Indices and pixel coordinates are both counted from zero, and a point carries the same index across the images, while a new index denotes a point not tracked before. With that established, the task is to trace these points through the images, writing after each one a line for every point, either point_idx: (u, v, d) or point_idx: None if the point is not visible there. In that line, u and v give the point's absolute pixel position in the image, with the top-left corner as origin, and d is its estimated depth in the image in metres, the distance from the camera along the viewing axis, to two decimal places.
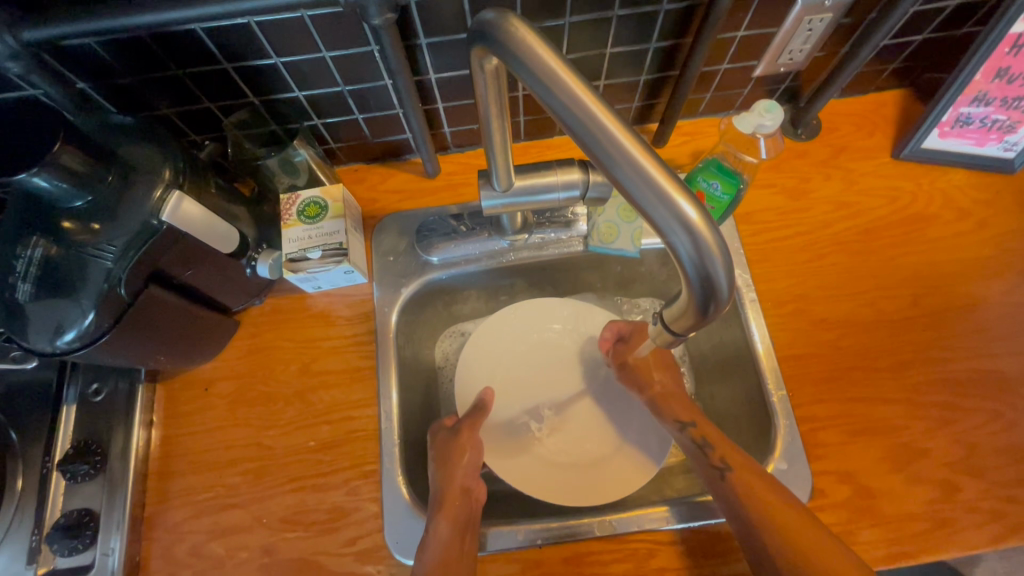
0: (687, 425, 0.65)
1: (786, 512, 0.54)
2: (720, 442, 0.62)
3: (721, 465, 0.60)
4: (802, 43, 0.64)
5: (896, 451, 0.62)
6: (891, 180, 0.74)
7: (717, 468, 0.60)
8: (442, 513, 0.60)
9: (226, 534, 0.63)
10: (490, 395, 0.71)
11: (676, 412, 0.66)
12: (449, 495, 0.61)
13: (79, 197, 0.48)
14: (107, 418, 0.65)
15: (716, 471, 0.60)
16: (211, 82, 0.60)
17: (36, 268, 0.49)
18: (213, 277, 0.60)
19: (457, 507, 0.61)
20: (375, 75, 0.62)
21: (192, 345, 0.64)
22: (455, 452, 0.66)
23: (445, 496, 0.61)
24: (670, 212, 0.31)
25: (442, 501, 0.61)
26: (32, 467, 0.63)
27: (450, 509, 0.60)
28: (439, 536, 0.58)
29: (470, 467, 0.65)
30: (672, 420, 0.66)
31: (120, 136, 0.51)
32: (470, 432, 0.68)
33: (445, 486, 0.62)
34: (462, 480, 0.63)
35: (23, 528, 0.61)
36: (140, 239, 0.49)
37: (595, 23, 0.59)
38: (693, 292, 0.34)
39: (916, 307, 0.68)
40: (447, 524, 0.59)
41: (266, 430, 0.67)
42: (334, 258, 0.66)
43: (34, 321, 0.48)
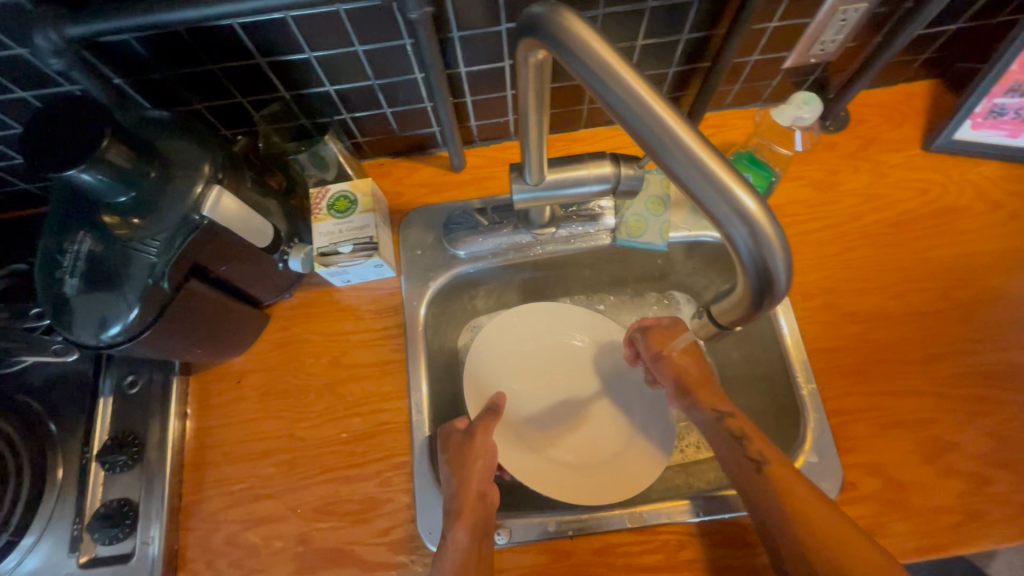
0: (724, 416, 0.64)
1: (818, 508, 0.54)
2: (756, 434, 0.61)
3: (758, 458, 0.59)
4: (835, 34, 0.64)
5: (927, 444, 0.62)
6: (921, 172, 0.73)
7: (754, 461, 0.59)
8: (459, 520, 0.59)
9: (261, 523, 0.64)
10: (501, 400, 0.71)
11: (713, 402, 0.65)
12: (465, 502, 0.60)
13: (121, 193, 0.48)
14: (143, 410, 0.66)
15: (751, 465, 0.59)
16: (243, 77, 0.60)
17: (82, 263, 0.50)
18: (247, 271, 0.60)
19: (473, 513, 0.60)
20: (406, 69, 0.62)
21: (226, 338, 0.65)
22: (469, 457, 0.63)
23: (461, 502, 0.60)
24: (729, 204, 0.32)
25: (459, 508, 0.59)
26: (71, 457, 0.64)
27: (466, 516, 0.59)
28: (457, 544, 0.57)
29: (484, 470, 0.63)
30: (710, 411, 0.64)
31: (160, 131, 0.52)
32: (482, 434, 0.66)
33: (459, 493, 0.60)
34: (478, 485, 0.62)
35: (64, 517, 0.62)
36: (181, 234, 0.50)
37: (627, 15, 0.59)
38: (749, 283, 0.34)
39: (946, 300, 0.68)
40: (465, 533, 0.58)
41: (298, 422, 0.68)
42: (364, 252, 0.66)
43: (80, 315, 0.49)
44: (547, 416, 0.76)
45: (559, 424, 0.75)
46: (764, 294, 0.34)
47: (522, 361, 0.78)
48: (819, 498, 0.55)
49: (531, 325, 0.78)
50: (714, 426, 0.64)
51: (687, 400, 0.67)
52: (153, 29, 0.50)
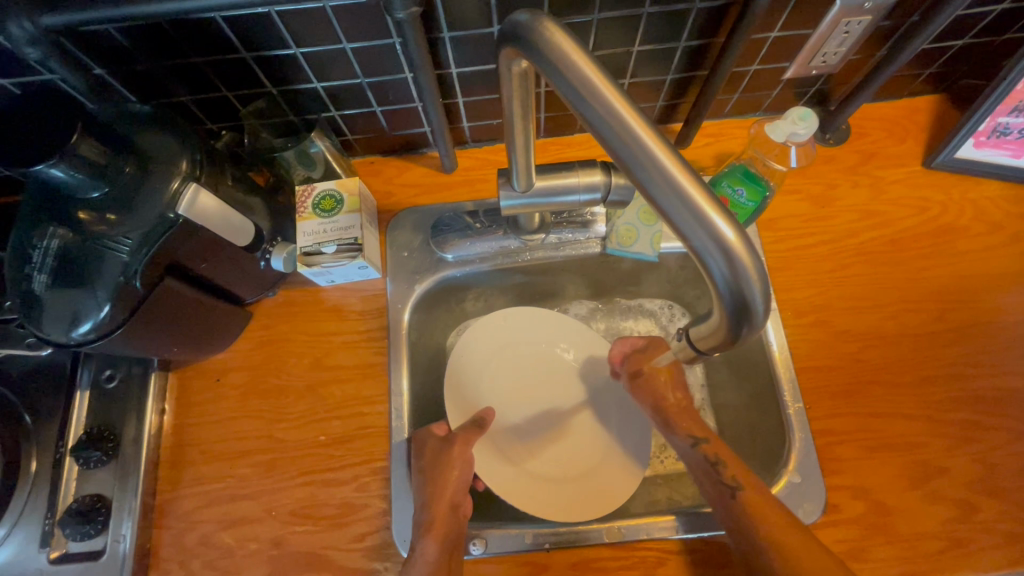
0: (700, 441, 0.63)
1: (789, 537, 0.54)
2: (731, 460, 0.61)
3: (732, 483, 0.58)
4: (838, 46, 0.62)
5: (914, 468, 0.61)
6: (920, 190, 0.72)
7: (728, 487, 0.58)
8: (430, 532, 0.58)
9: (235, 525, 0.63)
10: (489, 415, 0.70)
11: (688, 426, 0.64)
12: (437, 515, 0.59)
13: (96, 188, 0.47)
14: (120, 405, 0.65)
15: (727, 490, 0.58)
16: (229, 71, 0.59)
17: (52, 258, 0.48)
18: (227, 269, 0.59)
19: (445, 525, 0.59)
20: (395, 68, 0.61)
21: (205, 336, 0.63)
22: (445, 465, 0.63)
23: (432, 514, 0.59)
24: (707, 234, 0.31)
25: (430, 519, 0.59)
26: (45, 450, 0.64)
27: (438, 529, 0.59)
28: (426, 557, 0.57)
29: (460, 481, 0.63)
30: (684, 435, 0.64)
31: (137, 126, 0.51)
32: (462, 443, 0.66)
33: (432, 504, 0.60)
34: (452, 496, 0.61)
35: (36, 511, 0.62)
36: (156, 232, 0.48)
37: (623, 20, 0.57)
38: (726, 313, 0.33)
39: (940, 322, 0.66)
40: (435, 546, 0.57)
41: (276, 423, 0.67)
42: (348, 253, 0.65)
43: (50, 311, 0.48)
44: (529, 427, 0.75)
45: (541, 435, 0.74)
46: (741, 323, 0.33)
47: (507, 368, 0.77)
48: (789, 519, 0.55)
49: (518, 333, 0.77)
50: (689, 451, 0.63)
51: (663, 426, 0.66)
52: (133, 20, 0.48)
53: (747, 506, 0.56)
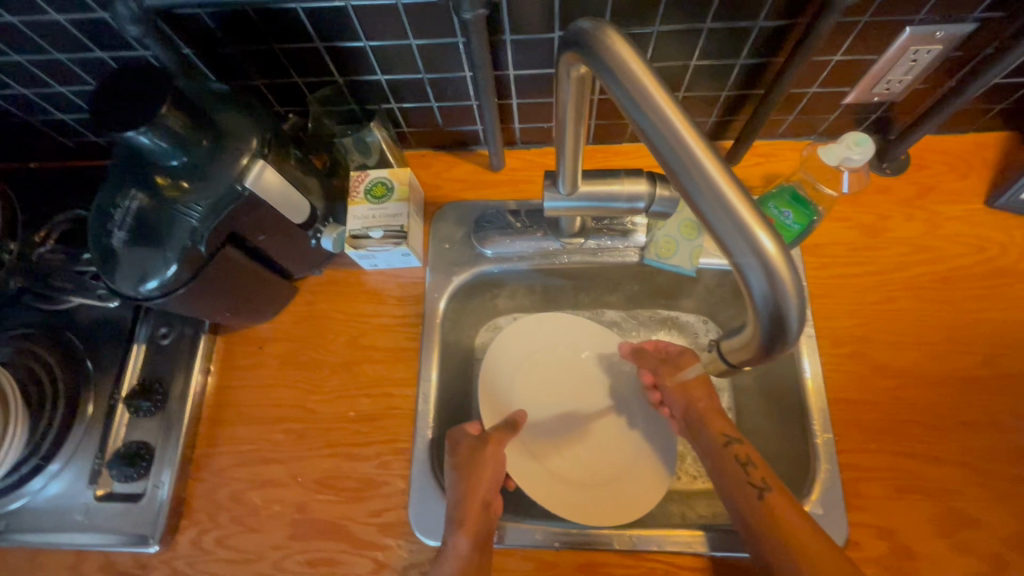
0: (732, 441, 0.62)
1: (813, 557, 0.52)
2: (762, 463, 0.60)
3: (760, 485, 0.58)
4: (903, 73, 0.61)
5: (944, 515, 0.59)
6: (980, 229, 0.69)
7: (755, 487, 0.58)
8: (462, 528, 0.59)
9: (263, 486, 0.66)
10: (520, 416, 0.71)
11: (722, 427, 0.63)
12: (469, 511, 0.60)
13: (174, 156, 0.51)
14: (172, 361, 0.70)
15: (753, 491, 0.57)
16: (302, 58, 0.62)
17: (131, 219, 0.53)
18: (281, 244, 0.63)
19: (478, 521, 0.60)
20: (455, 66, 0.63)
21: (254, 304, 0.67)
22: (479, 463, 0.64)
23: (464, 510, 0.60)
24: (747, 246, 0.31)
25: (462, 516, 0.60)
26: (101, 396, 0.69)
27: (469, 525, 0.59)
28: (458, 551, 0.58)
29: (491, 480, 0.63)
30: (717, 433, 0.62)
31: (216, 104, 0.54)
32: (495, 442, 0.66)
33: (465, 500, 0.61)
34: (484, 494, 0.62)
35: (88, 450, 0.67)
36: (223, 203, 0.52)
37: (680, 34, 0.58)
38: (760, 327, 0.33)
39: (988, 367, 0.64)
40: (467, 541, 0.58)
41: (310, 395, 0.70)
42: (393, 240, 0.68)
43: (123, 266, 0.53)
44: (551, 425, 0.76)
45: (564, 435, 0.75)
46: (774, 340, 0.33)
47: (536, 366, 0.78)
48: (811, 525, 0.55)
49: (549, 334, 0.78)
50: (719, 450, 0.62)
51: (696, 425, 0.65)
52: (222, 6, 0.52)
53: (772, 509, 0.56)
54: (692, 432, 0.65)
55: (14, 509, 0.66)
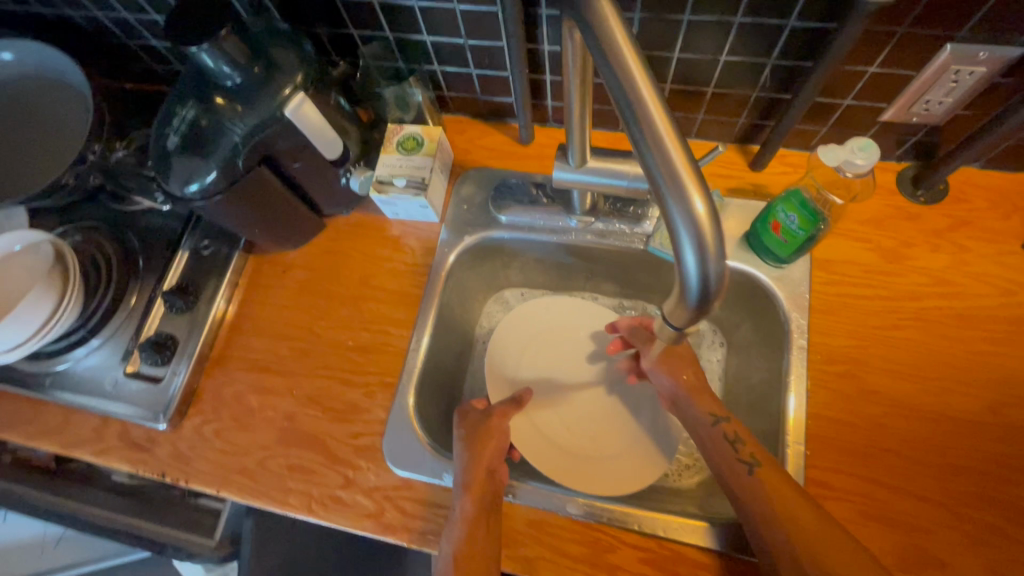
0: (720, 420, 0.62)
1: (807, 526, 0.52)
2: (751, 439, 0.60)
3: (749, 460, 0.58)
4: (943, 95, 0.59)
5: (907, 550, 0.57)
6: (1012, 272, 0.65)
7: (745, 464, 0.58)
8: (469, 492, 0.61)
9: (263, 393, 0.73)
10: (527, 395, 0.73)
11: (710, 405, 0.63)
12: (476, 477, 0.62)
13: (230, 78, 0.58)
14: (207, 270, 0.78)
15: (742, 467, 0.58)
16: (358, 14, 0.68)
17: (185, 127, 0.60)
18: (313, 177, 0.69)
19: (483, 486, 0.62)
20: (495, 35, 0.67)
21: (283, 229, 0.74)
22: (484, 437, 0.67)
23: (471, 476, 0.62)
24: (679, 206, 0.32)
25: (469, 481, 0.62)
26: (145, 289, 0.78)
27: (476, 490, 0.61)
28: (464, 513, 0.60)
29: (496, 449, 0.66)
30: (705, 412, 0.63)
31: (273, 38, 0.61)
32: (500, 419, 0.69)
33: (470, 465, 0.63)
34: (489, 462, 0.64)
35: (126, 333, 0.76)
36: (262, 125, 0.59)
37: (712, 26, 0.59)
38: (685, 287, 0.34)
39: (989, 413, 0.61)
40: (472, 505, 0.60)
41: (318, 320, 0.76)
42: (414, 190, 0.73)
43: (175, 170, 0.60)
44: (542, 389, 0.78)
45: (554, 398, 0.78)
46: (696, 301, 0.35)
47: (541, 334, 0.81)
48: (802, 496, 0.54)
49: (556, 308, 0.82)
50: (707, 429, 0.62)
51: (682, 407, 0.65)
52: None
53: (763, 484, 0.56)
54: (681, 412, 0.66)
55: (58, 371, 0.76)
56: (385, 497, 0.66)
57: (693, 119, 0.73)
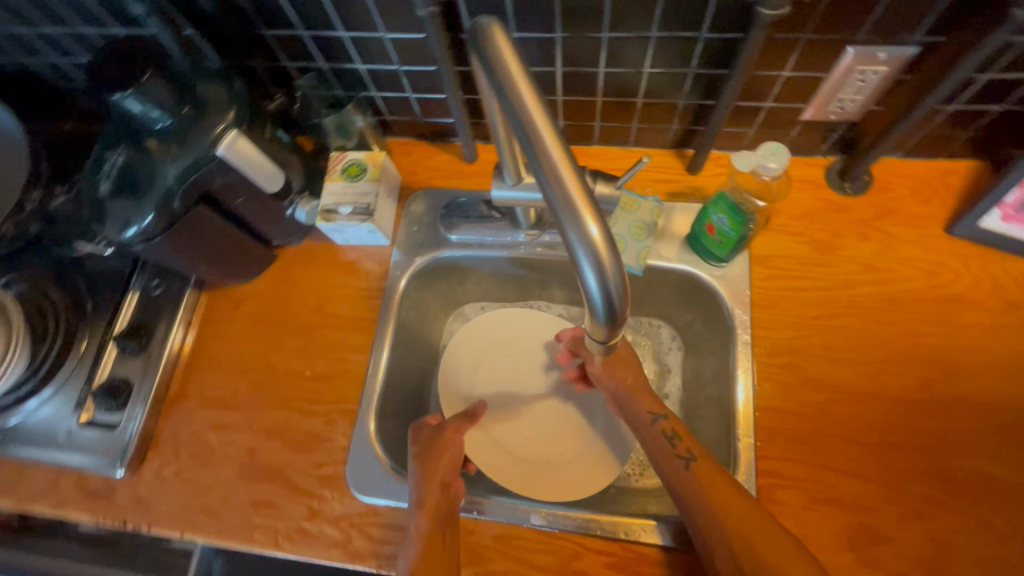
0: (658, 417, 0.64)
1: (736, 513, 0.55)
2: (688, 436, 0.63)
3: (686, 455, 0.60)
4: (853, 93, 0.62)
5: (856, 531, 0.59)
6: (936, 255, 0.69)
7: (682, 458, 0.60)
8: (423, 509, 0.62)
9: (222, 430, 0.73)
10: (480, 408, 0.73)
11: (648, 403, 0.65)
12: (429, 492, 0.63)
13: (160, 121, 0.58)
14: (158, 309, 0.78)
15: (679, 462, 0.60)
16: (291, 46, 0.69)
17: (118, 171, 0.60)
18: (257, 211, 0.69)
19: (438, 500, 0.63)
20: (427, 60, 0.68)
21: (232, 263, 0.74)
22: (438, 450, 0.67)
23: (424, 491, 0.63)
24: (575, 230, 0.34)
25: (424, 497, 0.62)
26: (95, 335, 0.77)
27: (431, 505, 0.62)
28: (420, 530, 0.60)
29: (452, 462, 0.66)
30: (644, 411, 0.65)
31: (200, 76, 0.61)
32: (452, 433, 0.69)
33: (424, 481, 0.63)
34: (443, 475, 0.64)
35: (76, 382, 0.75)
36: (196, 166, 0.58)
37: (631, 42, 0.61)
38: (593, 306, 0.36)
39: (924, 391, 0.64)
40: (427, 520, 0.61)
41: (274, 352, 0.76)
42: (360, 216, 0.74)
43: (111, 215, 0.60)
44: (502, 403, 0.79)
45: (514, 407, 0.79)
46: (604, 319, 0.36)
47: (501, 346, 0.82)
48: (735, 488, 0.57)
49: (514, 320, 0.82)
50: (648, 427, 0.64)
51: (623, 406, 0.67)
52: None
53: (699, 477, 0.58)
54: (623, 411, 0.67)
55: (11, 425, 0.74)
56: (351, 525, 0.66)
57: (628, 129, 0.75)
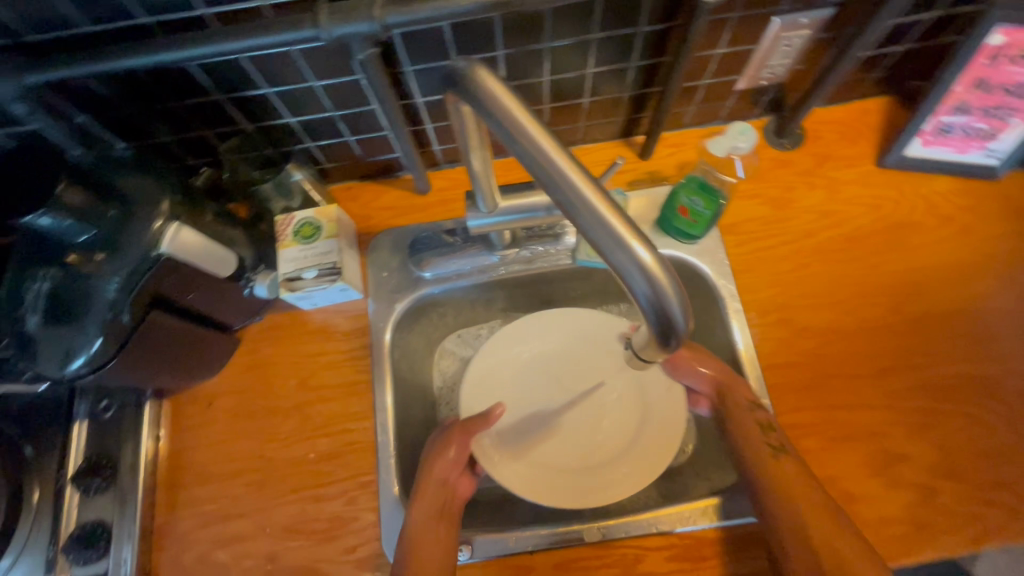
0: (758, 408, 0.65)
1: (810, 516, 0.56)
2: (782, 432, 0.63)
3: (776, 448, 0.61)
4: (781, 58, 0.66)
5: (876, 456, 0.64)
6: (875, 189, 0.75)
7: (772, 449, 0.62)
8: (420, 498, 0.63)
9: (232, 543, 0.66)
10: (498, 411, 0.69)
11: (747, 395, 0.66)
12: (427, 485, 0.65)
13: (83, 232, 0.51)
14: (117, 433, 0.68)
15: (764, 453, 0.61)
16: (206, 112, 0.62)
17: (44, 300, 0.51)
18: (213, 299, 0.62)
19: (433, 494, 0.64)
20: (363, 101, 0.64)
21: (193, 362, 0.66)
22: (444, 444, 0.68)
23: (423, 485, 0.64)
24: (626, 257, 0.33)
25: (422, 488, 0.64)
26: (47, 480, 0.66)
27: (427, 496, 0.64)
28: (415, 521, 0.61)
29: (456, 459, 0.67)
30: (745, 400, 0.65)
31: (117, 168, 0.54)
32: (457, 432, 0.68)
33: (424, 476, 0.65)
34: (444, 471, 0.66)
35: (39, 540, 0.63)
36: (138, 273, 0.51)
37: (574, 46, 0.61)
38: (651, 329, 0.35)
39: (897, 314, 0.69)
40: (423, 511, 0.62)
41: (267, 444, 0.69)
42: (328, 277, 0.68)
43: (44, 348, 0.51)
44: (530, 426, 0.75)
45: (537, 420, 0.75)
46: (665, 338, 0.36)
47: (519, 366, 0.78)
48: (816, 490, 0.58)
49: (520, 337, 0.78)
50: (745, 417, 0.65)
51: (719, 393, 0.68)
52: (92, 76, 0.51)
53: (779, 470, 0.60)
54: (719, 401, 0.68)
55: None
56: None
57: (577, 127, 0.75)
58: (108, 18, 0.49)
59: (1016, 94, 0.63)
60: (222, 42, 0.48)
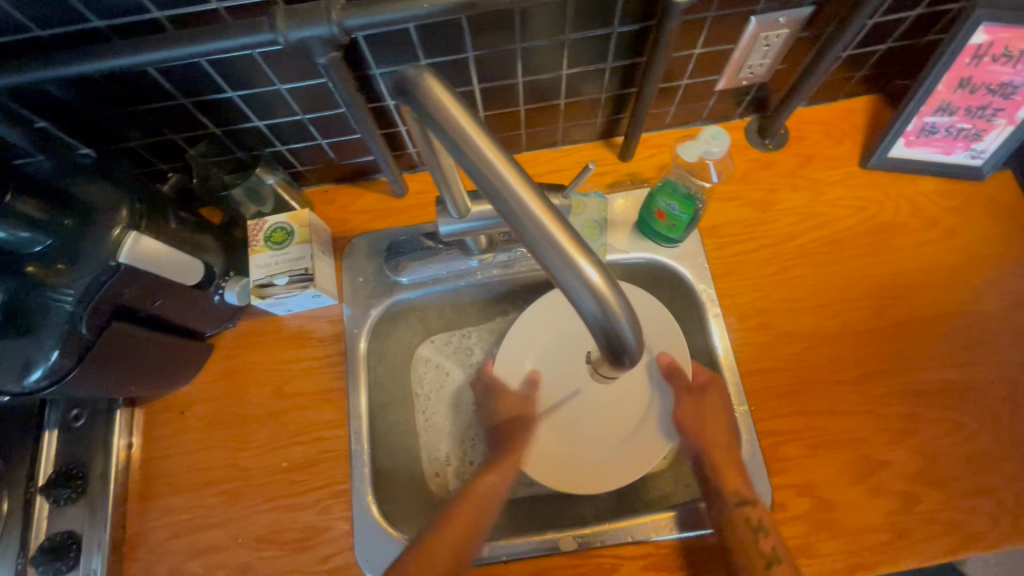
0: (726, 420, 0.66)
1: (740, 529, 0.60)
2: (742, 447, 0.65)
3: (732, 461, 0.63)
4: (761, 58, 0.65)
5: (856, 463, 0.63)
6: (858, 191, 0.74)
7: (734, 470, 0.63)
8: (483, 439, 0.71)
9: (204, 553, 0.65)
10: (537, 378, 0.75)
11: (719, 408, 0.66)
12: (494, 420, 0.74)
13: (36, 242, 0.50)
14: (88, 443, 0.67)
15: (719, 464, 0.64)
16: (170, 117, 0.61)
17: (0, 311, 0.50)
18: (180, 307, 0.61)
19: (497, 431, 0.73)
20: (333, 104, 0.63)
21: (164, 371, 0.65)
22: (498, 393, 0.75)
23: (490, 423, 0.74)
24: (572, 275, 0.32)
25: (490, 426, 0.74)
26: (15, 491, 0.64)
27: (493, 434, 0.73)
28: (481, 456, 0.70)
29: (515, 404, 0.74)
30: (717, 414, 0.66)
31: (75, 177, 0.52)
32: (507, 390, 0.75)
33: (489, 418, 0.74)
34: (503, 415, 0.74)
35: (6, 554, 0.62)
36: (96, 284, 0.50)
37: (547, 47, 0.59)
38: (602, 347, 0.34)
39: (880, 318, 0.68)
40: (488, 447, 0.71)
41: (241, 452, 0.69)
42: (300, 284, 0.67)
43: (1, 362, 0.49)
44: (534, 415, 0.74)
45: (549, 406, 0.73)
46: (617, 358, 0.34)
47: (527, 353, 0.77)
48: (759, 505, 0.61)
49: (530, 323, 0.76)
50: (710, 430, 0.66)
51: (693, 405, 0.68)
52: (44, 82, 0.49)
53: (729, 482, 0.62)
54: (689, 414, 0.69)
55: None
56: None
57: (555, 129, 0.74)
58: (59, 22, 0.47)
59: (1000, 94, 0.62)
60: (177, 46, 0.47)
